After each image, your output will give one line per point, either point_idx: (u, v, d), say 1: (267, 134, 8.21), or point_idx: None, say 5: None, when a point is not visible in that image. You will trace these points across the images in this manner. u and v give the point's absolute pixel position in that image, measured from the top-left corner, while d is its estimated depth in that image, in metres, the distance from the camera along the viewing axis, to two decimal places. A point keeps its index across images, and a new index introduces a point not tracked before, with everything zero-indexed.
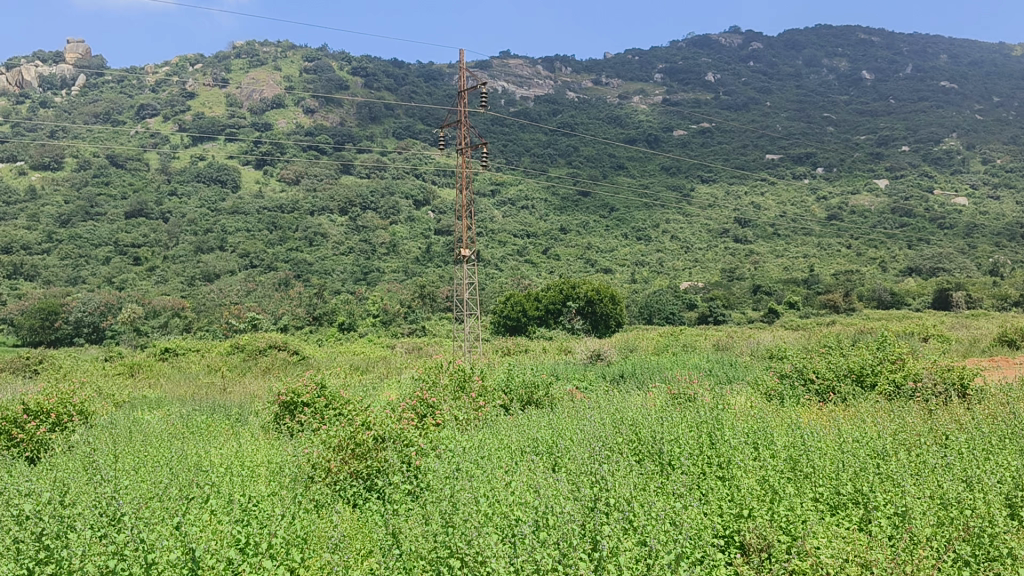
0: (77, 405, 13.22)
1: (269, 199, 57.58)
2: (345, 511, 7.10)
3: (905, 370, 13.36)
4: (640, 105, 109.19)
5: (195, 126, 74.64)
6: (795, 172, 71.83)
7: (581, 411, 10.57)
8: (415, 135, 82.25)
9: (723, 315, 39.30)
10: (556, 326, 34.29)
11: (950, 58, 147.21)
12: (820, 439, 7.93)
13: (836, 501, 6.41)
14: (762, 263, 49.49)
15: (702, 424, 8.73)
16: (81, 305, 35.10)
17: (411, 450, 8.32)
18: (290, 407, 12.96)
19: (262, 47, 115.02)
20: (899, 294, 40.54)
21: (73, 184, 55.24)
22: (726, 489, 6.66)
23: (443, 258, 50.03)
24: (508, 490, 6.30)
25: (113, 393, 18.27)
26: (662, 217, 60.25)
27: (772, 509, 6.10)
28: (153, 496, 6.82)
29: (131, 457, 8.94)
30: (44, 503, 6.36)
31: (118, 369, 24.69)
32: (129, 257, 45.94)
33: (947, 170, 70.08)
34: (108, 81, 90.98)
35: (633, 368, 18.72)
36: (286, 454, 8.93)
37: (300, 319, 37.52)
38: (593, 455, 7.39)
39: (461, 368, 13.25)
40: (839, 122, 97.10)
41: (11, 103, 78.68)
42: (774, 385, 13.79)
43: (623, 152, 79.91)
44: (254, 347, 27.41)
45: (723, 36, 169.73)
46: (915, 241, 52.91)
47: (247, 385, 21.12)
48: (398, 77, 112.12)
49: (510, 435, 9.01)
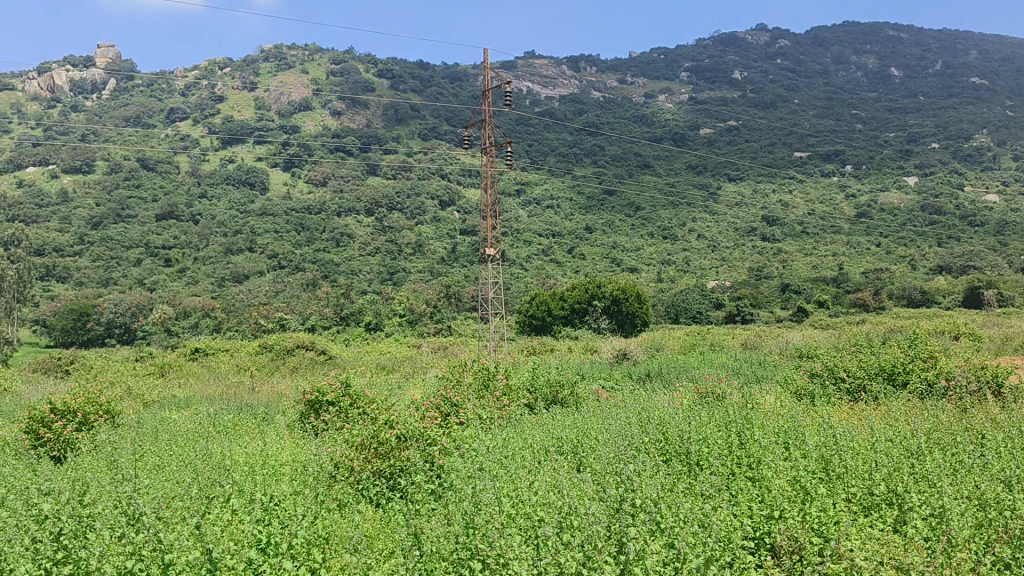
0: (104, 405, 13.23)
1: (297, 200, 57.89)
2: (367, 510, 7.04)
3: (937, 368, 13.12)
4: (666, 103, 108.67)
5: (224, 128, 75.17)
6: (824, 171, 71.11)
7: (609, 411, 10.44)
8: (441, 135, 82.35)
9: (751, 315, 38.93)
10: (582, 326, 34.19)
11: (981, 54, 145.28)
12: (854, 439, 7.73)
13: (871, 502, 6.22)
14: (790, 261, 49.06)
15: (731, 423, 8.58)
16: (113, 306, 35.60)
17: (435, 450, 8.23)
18: (315, 406, 12.93)
19: (290, 50, 115.71)
20: (930, 293, 39.80)
21: (104, 187, 55.70)
22: (758, 492, 6.44)
23: (468, 257, 49.96)
24: (532, 490, 6.18)
25: (144, 394, 18.38)
26: (689, 216, 59.79)
27: (803, 512, 5.91)
28: (174, 495, 6.75)
29: (155, 456, 8.92)
30: (63, 503, 6.36)
31: (149, 369, 24.93)
32: (160, 259, 46.37)
33: (978, 167, 69.02)
34: (138, 85, 91.96)
35: (660, 367, 18.51)
36: (310, 453, 8.88)
37: (327, 319, 37.63)
38: (619, 455, 7.22)
39: (485, 366, 13.11)
40: (868, 120, 96.13)
41: (44, 107, 79.71)
42: (804, 385, 13.53)
43: (649, 151, 79.50)
44: (282, 347, 27.47)
45: (749, 33, 168.35)
46: (945, 239, 52.08)
47: (275, 385, 21.13)
48: (425, 78, 112.30)
49: (534, 435, 8.90)
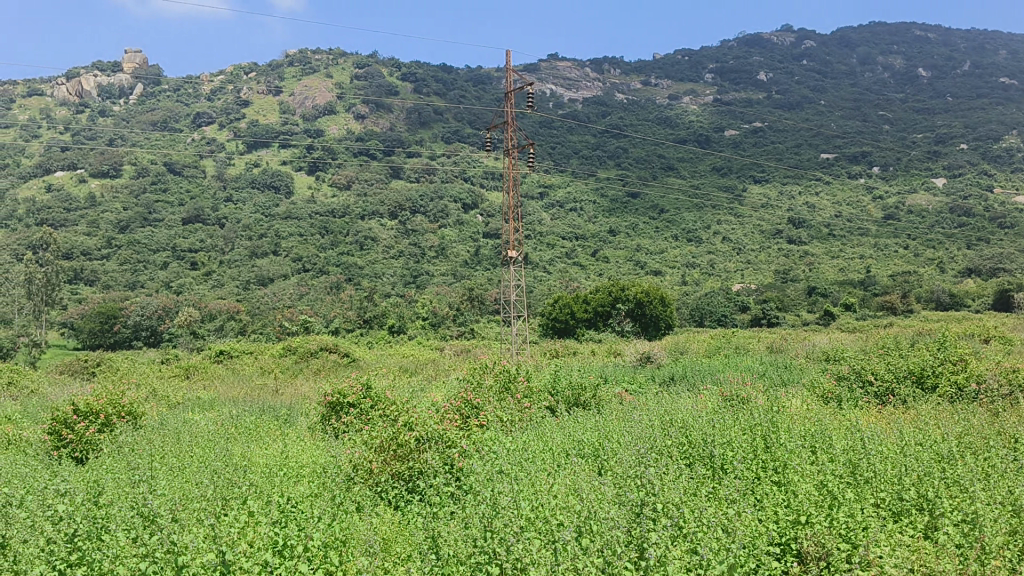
0: (126, 406, 13.26)
1: (321, 203, 58.12)
2: (385, 513, 6.96)
3: (967, 372, 12.93)
4: (690, 105, 108.12)
5: (250, 132, 75.63)
6: (851, 172, 70.44)
7: (631, 413, 10.33)
8: (464, 138, 82.30)
9: (777, 318, 38.56)
10: (606, 328, 34.03)
11: (1010, 53, 143.32)
12: (882, 443, 7.58)
13: (900, 508, 6.05)
14: (817, 264, 48.63)
15: (756, 425, 8.46)
16: (140, 309, 35.98)
17: (455, 452, 8.16)
18: (336, 408, 12.90)
19: (315, 55, 116.25)
20: (959, 295, 39.26)
21: (132, 191, 56.14)
22: (784, 495, 6.26)
23: (492, 260, 49.91)
24: (550, 493, 6.08)
25: (168, 395, 18.48)
26: (714, 218, 59.42)
27: (830, 517, 5.76)
28: (191, 496, 6.69)
29: (174, 457, 8.91)
30: (79, 504, 6.34)
31: (174, 371, 25.01)
32: (186, 262, 46.69)
33: (1008, 168, 68.04)
34: (164, 90, 92.94)
35: (685, 370, 18.33)
36: (329, 455, 8.85)
37: (351, 322, 37.66)
38: (641, 457, 7.10)
39: (507, 369, 13.00)
40: (895, 121, 95.13)
41: (72, 112, 80.64)
42: (832, 387, 13.33)
43: (673, 153, 79.06)
44: (306, 350, 27.55)
45: (774, 33, 167.22)
46: (975, 241, 51.40)
47: (299, 387, 21.14)
48: (448, 81, 112.49)
49: (555, 437, 8.81)
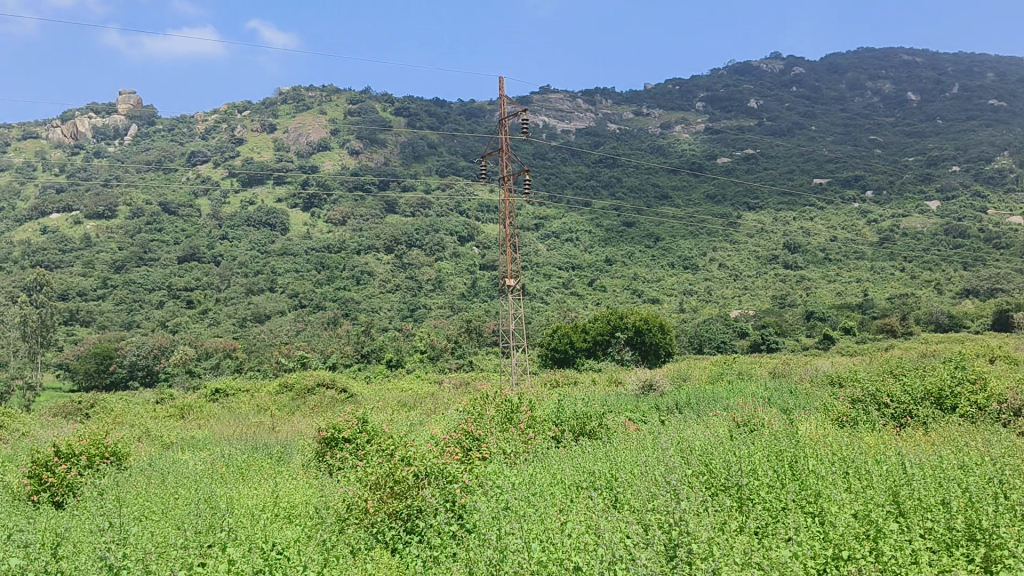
0: (110, 446, 12.60)
1: (317, 239, 57.75)
2: (379, 556, 6.34)
3: (986, 392, 12.32)
4: (683, 134, 108.36)
5: (245, 170, 75.26)
6: (844, 198, 70.34)
7: (645, 441, 9.76)
8: (458, 171, 82.07)
9: (776, 343, 38.05)
10: (605, 357, 33.40)
11: (997, 75, 144.38)
12: (921, 466, 7.04)
13: (952, 539, 5.45)
14: (813, 288, 48.19)
15: (781, 451, 7.93)
16: (136, 348, 35.47)
17: (456, 488, 7.57)
18: (332, 443, 12.32)
19: (308, 91, 116.37)
20: (958, 316, 38.65)
21: (127, 231, 55.54)
22: (822, 526, 5.66)
23: (489, 292, 49.40)
24: (566, 534, 5.48)
25: (162, 435, 17.92)
26: (710, 245, 59.08)
27: (877, 550, 5.23)
28: (166, 545, 6.06)
29: (154, 501, 8.28)
30: (36, 557, 5.68)
31: (169, 412, 24.25)
32: (183, 300, 46.06)
33: (1000, 188, 67.86)
34: (159, 131, 93.06)
35: (689, 398, 17.68)
36: (322, 494, 8.29)
37: (349, 356, 37.00)
38: (658, 490, 6.51)
39: (508, 400, 12.43)
40: (886, 145, 95.38)
41: (67, 153, 80.33)
42: (846, 410, 12.71)
43: (667, 181, 78.73)
44: (303, 386, 26.95)
45: (763, 61, 167.64)
46: (971, 262, 51.01)
47: (295, 423, 20.48)
48: (441, 116, 112.65)
49: (563, 469, 8.24)
